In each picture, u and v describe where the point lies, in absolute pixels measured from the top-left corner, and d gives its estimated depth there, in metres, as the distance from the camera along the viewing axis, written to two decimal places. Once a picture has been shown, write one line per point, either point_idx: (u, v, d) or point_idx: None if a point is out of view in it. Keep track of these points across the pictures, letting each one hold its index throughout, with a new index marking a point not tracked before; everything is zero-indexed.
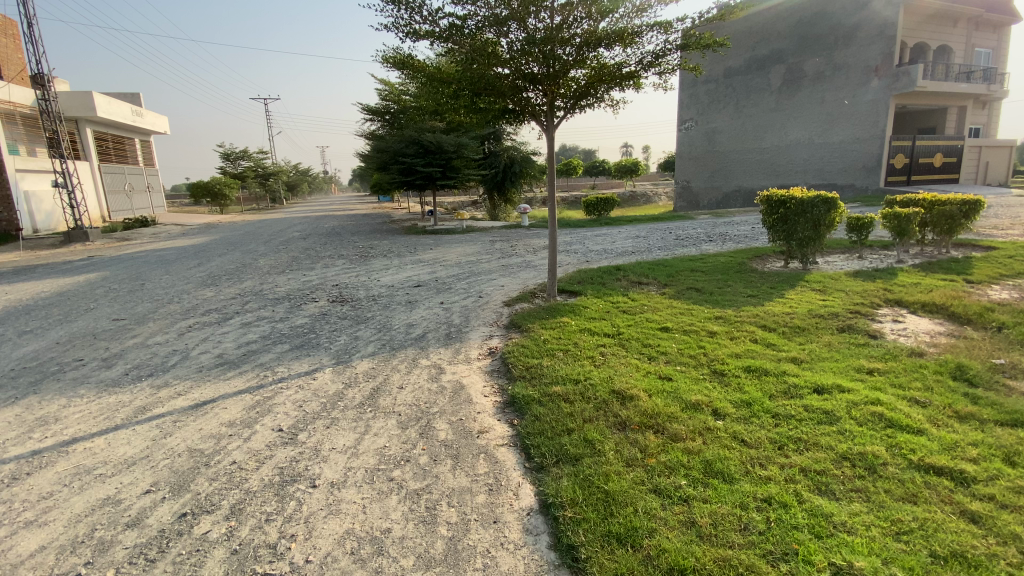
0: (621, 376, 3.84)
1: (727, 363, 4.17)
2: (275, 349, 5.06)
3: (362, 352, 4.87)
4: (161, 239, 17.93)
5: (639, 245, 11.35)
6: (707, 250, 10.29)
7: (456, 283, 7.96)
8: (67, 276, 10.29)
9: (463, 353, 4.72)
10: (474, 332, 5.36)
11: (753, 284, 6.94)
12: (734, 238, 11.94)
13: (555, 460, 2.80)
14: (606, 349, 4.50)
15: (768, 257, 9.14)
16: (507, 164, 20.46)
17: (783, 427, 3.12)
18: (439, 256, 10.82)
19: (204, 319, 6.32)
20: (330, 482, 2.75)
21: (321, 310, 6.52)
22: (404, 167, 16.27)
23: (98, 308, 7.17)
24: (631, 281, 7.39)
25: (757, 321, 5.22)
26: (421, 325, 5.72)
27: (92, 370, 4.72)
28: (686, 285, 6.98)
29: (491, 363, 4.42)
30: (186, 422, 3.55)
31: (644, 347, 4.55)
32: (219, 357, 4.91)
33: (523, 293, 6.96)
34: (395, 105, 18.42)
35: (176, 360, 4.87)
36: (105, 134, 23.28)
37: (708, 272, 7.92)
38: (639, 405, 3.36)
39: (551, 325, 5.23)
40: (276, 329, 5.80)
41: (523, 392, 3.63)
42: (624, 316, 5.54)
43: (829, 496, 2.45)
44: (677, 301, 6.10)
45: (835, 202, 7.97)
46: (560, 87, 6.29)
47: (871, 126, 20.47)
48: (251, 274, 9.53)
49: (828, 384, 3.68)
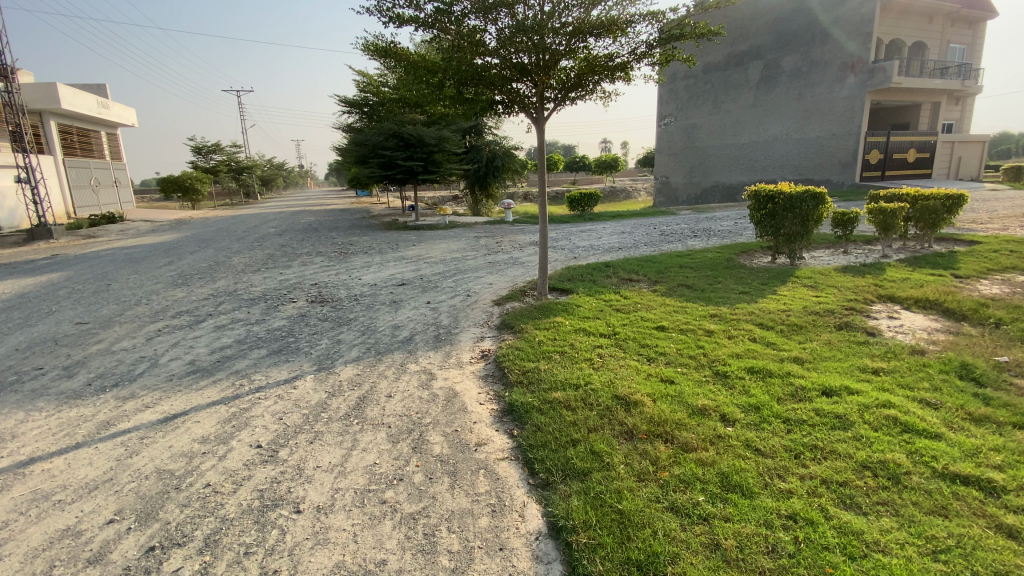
0: (623, 381, 3.65)
1: (729, 363, 4.02)
2: (252, 355, 4.74)
3: (345, 357, 4.59)
4: (130, 236, 17.17)
5: (625, 241, 11.25)
6: (693, 246, 10.22)
7: (443, 281, 7.70)
8: (28, 277, 9.68)
9: (455, 357, 4.48)
10: (464, 334, 5.13)
11: (744, 281, 6.87)
12: (719, 234, 11.92)
13: (561, 476, 2.60)
14: (603, 351, 4.30)
15: (755, 253, 9.10)
16: (489, 159, 20.01)
17: (797, 434, 3.00)
18: (423, 253, 10.52)
19: (174, 322, 5.93)
20: (315, 506, 2.51)
21: (300, 312, 6.19)
22: (384, 160, 15.86)
23: (59, 311, 6.70)
24: (621, 278, 7.23)
25: (754, 319, 5.10)
26: (408, 327, 5.47)
27: (51, 379, 4.33)
28: (677, 282, 6.86)
29: (484, 367, 4.20)
30: (155, 438, 3.23)
31: (642, 348, 4.37)
32: (191, 364, 4.56)
33: (513, 291, 6.75)
34: (374, 97, 17.93)
35: (144, 368, 4.51)
36: (70, 127, 22.19)
37: (697, 268, 7.82)
38: (645, 411, 3.17)
39: (545, 326, 5.02)
40: (253, 332, 5.46)
41: (521, 399, 3.42)
42: (618, 315, 5.36)
43: (855, 511, 2.33)
44: (670, 299, 5.95)
45: (823, 197, 7.89)
46: (549, 78, 6.06)
47: (848, 122, 20.76)
48: (225, 273, 9.09)
49: (836, 386, 3.58)
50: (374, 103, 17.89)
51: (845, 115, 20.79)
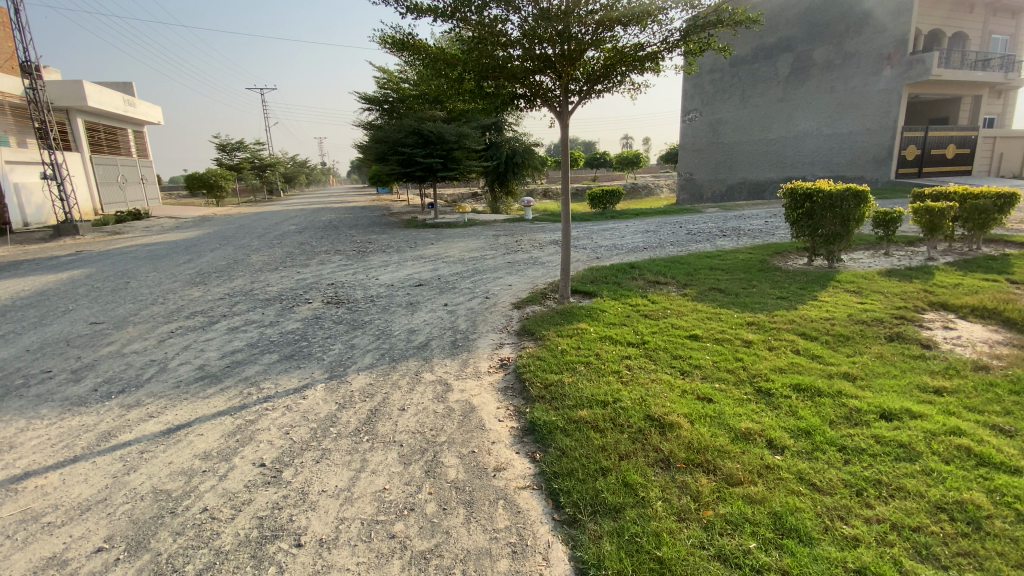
0: (656, 398, 3.36)
1: (773, 379, 3.68)
2: (262, 360, 4.55)
3: (358, 364, 4.36)
4: (154, 232, 17.41)
5: (650, 240, 10.85)
6: (723, 246, 9.79)
7: (461, 282, 7.46)
8: (52, 273, 9.78)
9: (472, 366, 4.22)
10: (483, 341, 4.86)
11: (779, 284, 6.47)
12: (749, 233, 11.42)
13: (590, 512, 2.33)
14: (632, 362, 4.01)
15: (789, 254, 8.64)
16: (509, 155, 19.70)
17: (857, 466, 2.68)
18: (441, 253, 10.30)
19: (187, 323, 5.81)
20: (318, 539, 2.28)
21: (314, 314, 6.00)
22: (404, 158, 15.72)
23: (76, 310, 6.67)
24: (648, 281, 6.88)
25: (796, 328, 4.73)
26: (424, 331, 5.24)
27: (59, 384, 4.21)
28: (708, 286, 6.49)
29: (503, 379, 3.92)
30: (155, 452, 3.05)
31: (674, 361, 4.05)
32: (200, 369, 4.40)
33: (533, 294, 6.45)
34: (394, 94, 17.80)
35: (153, 372, 4.37)
36: (97, 125, 22.60)
37: (728, 270, 7.42)
38: (683, 435, 2.88)
39: (568, 333, 4.72)
40: (265, 335, 5.29)
41: (544, 417, 3.14)
42: (646, 322, 5.04)
43: (935, 565, 2.03)
44: (701, 304, 5.60)
45: (865, 195, 7.42)
46: (574, 70, 5.73)
47: (883, 116, 19.91)
48: (242, 271, 9.00)
49: (895, 408, 3.23)
50: (394, 99, 17.77)
51: (880, 110, 19.94)
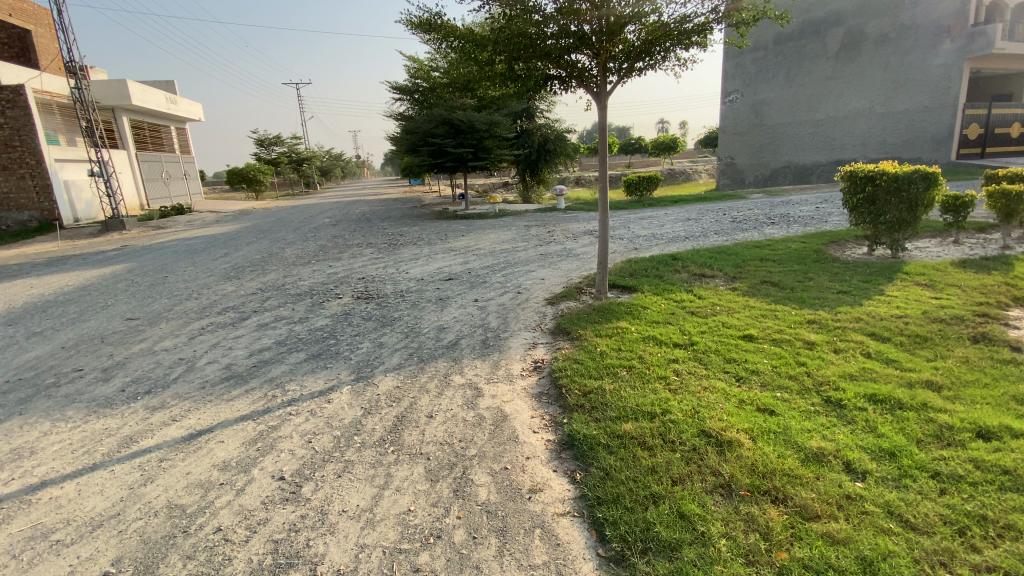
0: (710, 410, 3.04)
1: (844, 389, 3.31)
2: (289, 360, 4.39)
3: (386, 365, 4.14)
4: (195, 227, 17.87)
5: (692, 229, 10.29)
6: (771, 234, 9.18)
7: (492, 276, 7.19)
8: (96, 268, 10.07)
9: (504, 369, 3.94)
10: (515, 340, 4.58)
11: (840, 278, 5.93)
12: (800, 220, 10.71)
13: (641, 550, 2.03)
14: (680, 367, 3.68)
15: (846, 243, 8.03)
16: (541, 143, 19.23)
17: (955, 497, 2.27)
18: (472, 245, 10.06)
19: (218, 320, 5.74)
20: (336, 570, 2.05)
21: (344, 309, 5.84)
22: (434, 148, 15.53)
23: (113, 306, 6.75)
24: (691, 274, 6.44)
25: (864, 329, 4.28)
26: (454, 328, 5.00)
27: (88, 384, 4.19)
28: (760, 280, 6.02)
29: (538, 384, 3.62)
30: (173, 461, 2.94)
31: (728, 366, 3.71)
32: (227, 369, 4.27)
33: (568, 288, 6.11)
34: (425, 83, 17.60)
35: (180, 373, 4.28)
36: (140, 122, 23.32)
37: (781, 262, 6.88)
38: (744, 456, 2.56)
39: (607, 332, 4.39)
40: (293, 331, 5.15)
41: (584, 431, 2.85)
42: (693, 320, 4.68)
43: None
44: (752, 301, 5.19)
45: (936, 177, 6.74)
46: (613, 47, 5.32)
47: (943, 93, 18.49)
48: (275, 265, 8.99)
49: (993, 424, 2.78)
50: (424, 89, 17.58)
51: (940, 86, 18.51)
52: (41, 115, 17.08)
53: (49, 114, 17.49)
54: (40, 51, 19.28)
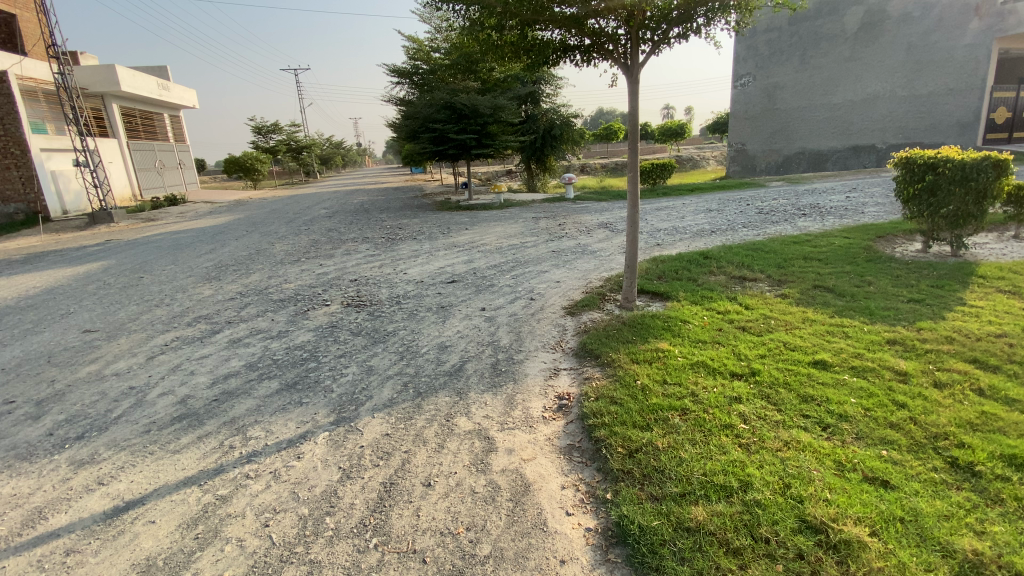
0: (805, 485, 2.28)
1: (969, 447, 2.55)
2: (258, 392, 3.59)
3: (375, 401, 3.34)
4: (187, 218, 17.10)
5: (717, 221, 9.43)
6: (806, 228, 8.35)
7: (500, 277, 6.40)
8: (73, 266, 9.35)
9: (520, 409, 3.12)
10: (532, 364, 3.77)
11: (907, 284, 5.12)
12: (832, 211, 9.88)
13: None
14: (746, 410, 2.91)
15: (894, 238, 7.23)
16: (547, 129, 18.21)
17: None
18: (476, 239, 9.28)
19: (185, 334, 4.96)
20: None
21: (331, 320, 5.06)
22: (435, 134, 14.60)
23: (75, 314, 5.98)
24: (730, 276, 5.64)
25: (963, 354, 3.51)
26: (458, 347, 4.21)
27: (11, 425, 3.41)
28: (811, 284, 5.22)
29: (567, 432, 2.84)
30: (86, 557, 2.19)
31: (806, 408, 2.95)
32: (181, 405, 3.48)
33: (588, 294, 5.31)
34: (424, 66, 16.69)
35: (125, 409, 3.50)
36: (132, 110, 22.44)
37: (829, 261, 6.05)
38: (876, 573, 1.82)
39: (645, 355, 3.58)
40: (269, 351, 4.36)
41: (639, 519, 2.09)
42: (747, 338, 3.88)
43: None
44: (810, 313, 4.41)
45: (1007, 165, 5.90)
46: (644, 10, 4.44)
47: (970, 75, 17.63)
48: (262, 264, 8.23)
49: None
50: (425, 72, 16.69)
51: (966, 68, 17.65)
52: (25, 102, 16.20)
53: (35, 102, 16.60)
54: (25, 35, 18.27)
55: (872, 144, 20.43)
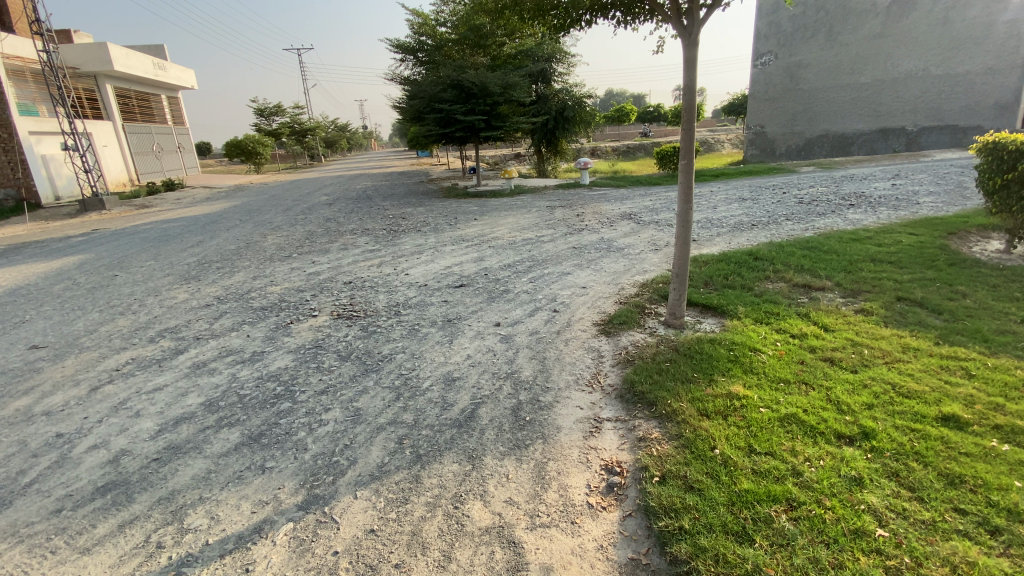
0: None
1: None
2: (212, 447, 2.78)
3: (360, 469, 2.51)
4: (182, 205, 16.34)
5: (755, 212, 8.47)
6: (860, 220, 7.39)
7: (516, 281, 5.56)
8: (48, 260, 8.57)
9: (557, 489, 2.29)
10: (565, 412, 2.93)
11: (1013, 299, 4.18)
12: (884, 201, 8.85)
13: None
14: (877, 502, 2.07)
15: (969, 235, 6.26)
16: (560, 109, 17.02)
17: None
18: (487, 232, 8.39)
19: (143, 354, 4.15)
20: None
21: (316, 337, 4.25)
22: (441, 115, 13.55)
23: (30, 323, 5.22)
24: (790, 283, 4.75)
25: None
26: (471, 379, 3.38)
27: None
28: (893, 296, 4.31)
29: (626, 537, 2.02)
30: None
31: (961, 499, 2.07)
32: (112, 467, 2.67)
33: (624, 307, 4.42)
34: (430, 41, 15.65)
35: (41, 471, 2.69)
36: (127, 91, 21.52)
37: (904, 264, 5.14)
38: None
39: (716, 404, 2.73)
40: (236, 381, 3.55)
41: None
42: (841, 377, 3.01)
43: None
44: (908, 338, 3.52)
45: None
46: None
47: (1010, 54, 16.44)
48: (249, 260, 7.40)
49: None
50: (431, 47, 15.66)
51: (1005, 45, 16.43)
52: (13, 83, 15.32)
53: (23, 82, 15.70)
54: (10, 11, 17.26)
55: (902, 127, 18.76)
